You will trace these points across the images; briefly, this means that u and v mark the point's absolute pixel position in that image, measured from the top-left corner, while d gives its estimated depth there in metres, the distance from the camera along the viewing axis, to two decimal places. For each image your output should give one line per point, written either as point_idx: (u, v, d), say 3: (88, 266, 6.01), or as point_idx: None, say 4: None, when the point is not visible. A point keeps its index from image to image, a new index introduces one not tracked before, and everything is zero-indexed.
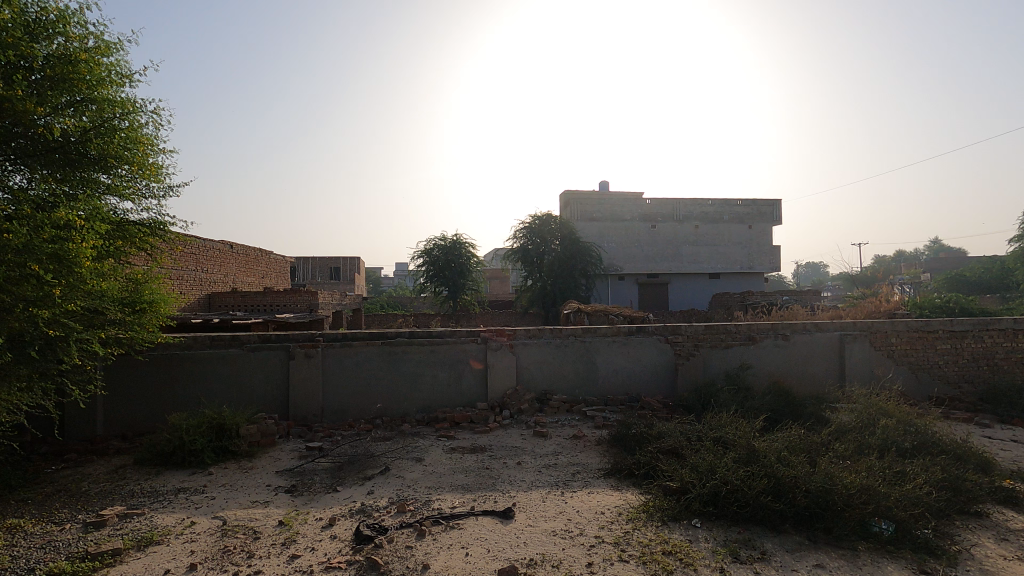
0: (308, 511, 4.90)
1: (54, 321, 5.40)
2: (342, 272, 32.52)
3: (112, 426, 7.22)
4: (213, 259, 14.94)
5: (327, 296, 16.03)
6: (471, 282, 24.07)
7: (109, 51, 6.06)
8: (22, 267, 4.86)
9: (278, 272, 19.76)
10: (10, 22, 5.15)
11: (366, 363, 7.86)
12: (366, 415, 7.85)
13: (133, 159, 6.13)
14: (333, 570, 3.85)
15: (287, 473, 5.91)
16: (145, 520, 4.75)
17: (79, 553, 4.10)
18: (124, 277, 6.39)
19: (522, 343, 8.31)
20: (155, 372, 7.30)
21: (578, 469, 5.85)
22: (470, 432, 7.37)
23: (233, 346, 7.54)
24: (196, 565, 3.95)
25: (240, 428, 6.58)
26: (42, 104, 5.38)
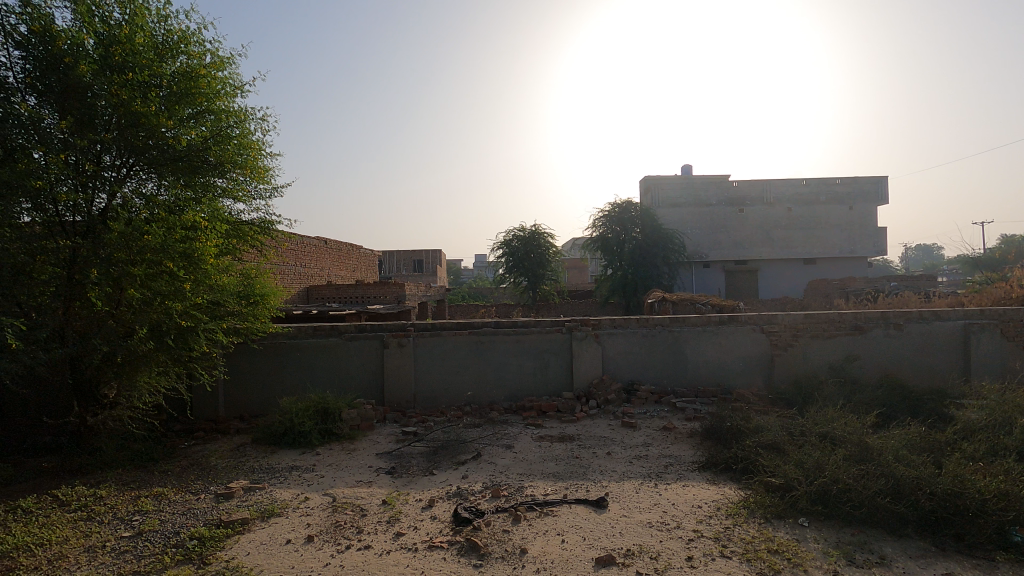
0: (408, 492, 5.15)
1: (185, 313, 6.07)
2: (425, 265, 33.71)
3: (231, 407, 7.92)
4: (311, 254, 15.97)
5: (413, 288, 16.61)
6: (551, 272, 24.07)
7: (224, 65, 6.60)
8: (159, 264, 5.66)
9: (367, 265, 20.79)
10: (142, 47, 5.80)
11: (454, 352, 8.11)
12: (456, 402, 8.10)
13: (244, 163, 6.64)
14: (435, 549, 4.03)
15: (387, 456, 6.24)
16: (266, 493, 5.22)
17: (214, 520, 4.57)
18: (239, 272, 6.99)
19: (607, 333, 8.24)
20: (267, 359, 7.92)
21: (671, 462, 5.71)
22: (558, 421, 7.40)
23: (333, 335, 8.05)
24: (314, 537, 4.29)
25: (342, 412, 7.05)
26: (170, 118, 5.98)
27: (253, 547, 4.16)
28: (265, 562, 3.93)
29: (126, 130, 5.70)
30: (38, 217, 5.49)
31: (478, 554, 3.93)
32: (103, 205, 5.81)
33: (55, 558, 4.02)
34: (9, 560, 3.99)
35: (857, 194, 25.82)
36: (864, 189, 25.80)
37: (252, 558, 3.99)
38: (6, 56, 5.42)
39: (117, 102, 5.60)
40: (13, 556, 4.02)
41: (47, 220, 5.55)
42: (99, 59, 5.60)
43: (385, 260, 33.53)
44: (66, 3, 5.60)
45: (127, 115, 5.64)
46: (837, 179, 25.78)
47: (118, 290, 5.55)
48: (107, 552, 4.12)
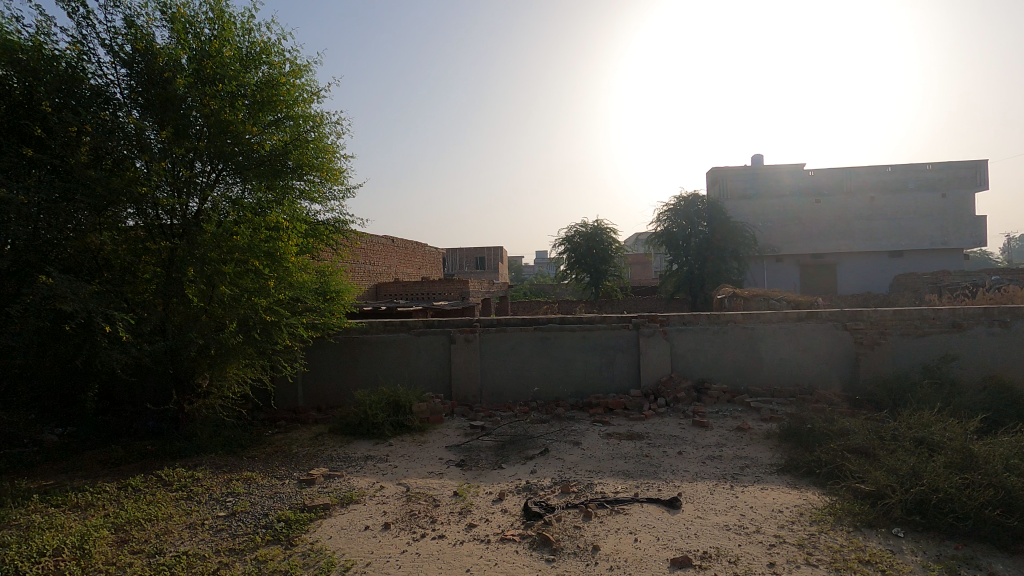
0: (478, 485, 5.24)
1: (270, 308, 6.49)
2: (487, 262, 34.11)
3: (309, 399, 8.32)
4: (379, 252, 16.57)
5: (476, 285, 16.81)
6: (614, 268, 23.71)
7: (301, 73, 6.93)
8: (246, 263, 6.18)
9: (432, 263, 21.27)
10: (230, 60, 6.21)
11: (520, 347, 8.16)
12: (522, 398, 8.15)
13: (320, 166, 6.96)
14: (507, 542, 4.07)
15: (456, 449, 6.37)
16: (345, 481, 5.47)
17: (298, 504, 4.84)
18: (316, 270, 7.33)
19: (676, 329, 8.02)
20: (342, 353, 8.26)
21: (747, 464, 5.48)
22: (625, 418, 7.28)
23: (402, 331, 8.27)
24: (390, 524, 4.44)
25: (412, 405, 7.27)
26: (255, 125, 6.36)
27: (335, 531, 4.37)
28: (346, 547, 4.11)
29: (215, 138, 6.11)
30: (141, 221, 5.94)
31: (550, 549, 3.93)
32: (196, 209, 6.24)
33: (161, 533, 4.39)
34: (123, 533, 4.39)
35: (951, 180, 23.78)
36: (960, 174, 23.71)
37: (333, 542, 4.19)
38: (114, 74, 5.93)
39: (209, 112, 6.02)
40: (126, 529, 4.43)
41: (148, 223, 5.99)
42: (193, 74, 6.04)
43: (448, 257, 34.17)
44: (164, 23, 6.06)
45: (217, 124, 6.06)
46: (928, 165, 23.82)
47: (211, 288, 6.04)
48: (205, 530, 4.45)
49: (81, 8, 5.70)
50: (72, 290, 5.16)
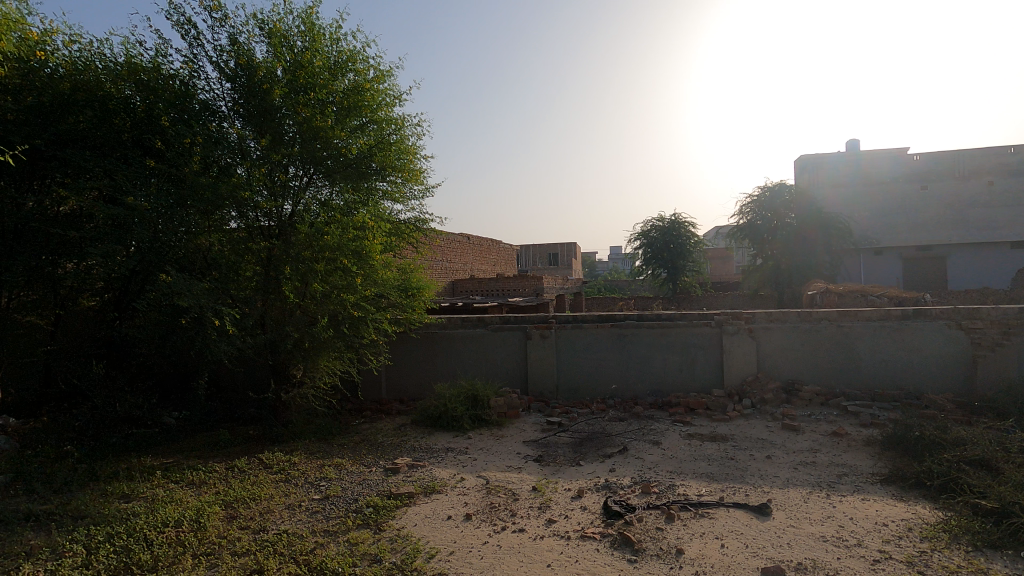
0: (557, 481, 5.25)
1: (358, 304, 6.86)
2: (560, 258, 34.00)
3: (392, 391, 8.66)
4: (455, 250, 17.03)
5: (551, 281, 16.79)
6: (692, 263, 22.88)
7: (384, 79, 7.21)
8: (335, 261, 6.57)
9: (506, 260, 21.49)
10: (320, 69, 6.60)
11: (596, 344, 8.08)
12: (600, 395, 8.06)
13: (402, 167, 7.23)
14: (588, 540, 4.04)
15: (534, 444, 6.41)
16: (427, 471, 5.66)
17: (385, 492, 5.07)
18: (399, 267, 7.61)
19: (763, 327, 7.63)
20: (423, 347, 8.54)
21: (845, 472, 5.11)
22: (708, 418, 7.01)
23: (479, 326, 8.43)
24: (472, 516, 4.55)
25: (490, 399, 7.39)
26: (343, 129, 6.71)
27: (419, 519, 4.53)
28: (430, 534, 4.25)
29: (307, 143, 6.49)
30: (242, 222, 6.39)
31: (632, 550, 3.86)
32: (290, 211, 6.64)
33: (263, 511, 4.74)
34: (232, 509, 4.79)
35: None
36: None
37: (418, 529, 4.35)
38: (219, 89, 6.45)
39: (301, 119, 6.42)
40: (233, 506, 4.82)
41: (248, 225, 6.43)
42: (287, 84, 6.45)
43: (520, 254, 34.38)
44: (263, 38, 6.51)
45: (309, 129, 6.45)
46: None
47: (305, 285, 6.51)
48: (302, 511, 4.76)
49: (191, 29, 6.24)
50: (187, 287, 5.68)
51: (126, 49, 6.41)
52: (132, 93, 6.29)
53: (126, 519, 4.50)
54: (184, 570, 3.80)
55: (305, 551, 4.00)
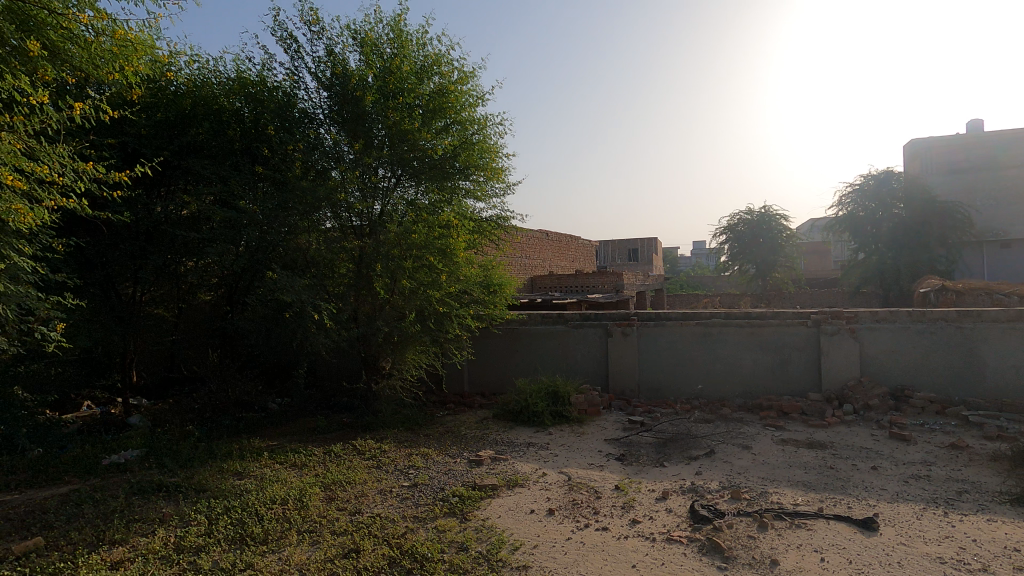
0: (640, 481, 5.16)
1: (443, 300, 7.14)
2: (641, 253, 33.22)
3: (474, 384, 8.89)
4: (534, 247, 17.17)
5: (631, 277, 16.45)
6: (784, 258, 21.53)
7: (468, 80, 7.39)
8: (422, 258, 6.79)
9: (585, 256, 21.30)
10: (407, 74, 6.87)
11: (681, 343, 7.83)
12: (684, 395, 7.82)
13: (485, 166, 7.39)
14: (674, 544, 3.95)
15: (615, 443, 6.34)
16: (510, 465, 5.76)
17: (469, 483, 5.22)
18: (481, 264, 7.79)
19: (867, 328, 7.08)
20: (504, 342, 8.68)
21: (966, 489, 4.63)
22: (804, 424, 6.60)
23: (559, 323, 8.45)
24: (554, 511, 4.58)
25: (571, 396, 7.39)
26: (428, 131, 6.97)
27: (503, 511, 4.62)
28: (514, 527, 4.33)
29: (395, 145, 6.79)
30: (337, 223, 6.78)
31: (722, 557, 3.73)
32: (380, 210, 6.96)
33: (358, 495, 5.04)
34: (330, 491, 5.13)
35: None
36: None
37: (502, 521, 4.44)
38: (317, 97, 6.88)
39: (391, 123, 6.73)
40: (331, 489, 5.16)
41: (341, 225, 6.84)
42: (378, 89, 6.75)
43: (598, 250, 34.00)
44: (356, 47, 6.88)
45: (398, 132, 6.75)
46: None
47: (394, 281, 6.84)
48: (393, 497, 5.01)
49: (293, 44, 6.71)
50: (289, 283, 6.14)
51: (238, 66, 7.01)
52: (242, 106, 6.91)
53: (239, 494, 4.95)
54: (290, 544, 4.12)
55: (397, 535, 4.21)
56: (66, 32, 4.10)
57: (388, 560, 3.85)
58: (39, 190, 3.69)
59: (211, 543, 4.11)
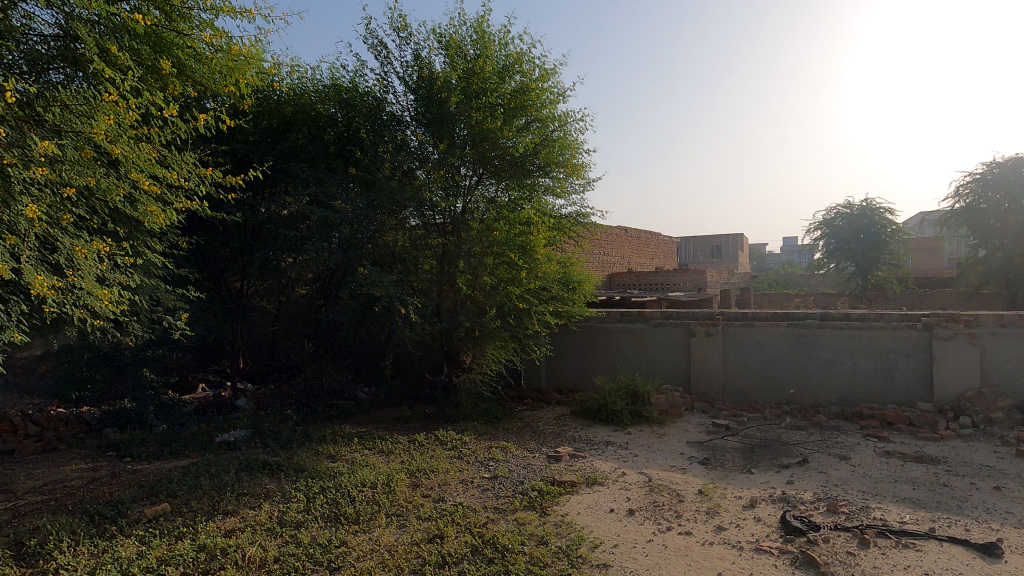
0: (726, 486, 4.97)
1: (523, 296, 7.20)
2: (725, 250, 31.83)
3: (552, 380, 8.95)
4: (612, 244, 16.93)
5: (715, 274, 15.81)
6: (888, 255, 19.67)
7: (549, 77, 7.40)
8: (503, 256, 6.95)
9: (665, 253, 20.69)
10: (490, 74, 6.96)
11: (770, 344, 7.44)
12: (773, 400, 7.42)
13: (565, 163, 7.39)
14: (763, 554, 3.78)
15: (699, 446, 6.13)
16: (588, 462, 5.74)
17: (548, 478, 5.26)
18: (560, 260, 7.78)
19: (988, 333, 6.40)
20: (582, 340, 8.65)
21: None
22: (912, 436, 6.06)
23: (639, 321, 8.29)
24: (635, 512, 4.52)
25: (651, 396, 7.22)
26: (510, 130, 7.05)
27: (582, 508, 4.63)
28: (593, 525, 4.32)
29: (478, 145, 6.94)
30: (421, 221, 7.09)
31: (817, 571, 3.53)
32: (462, 208, 7.22)
33: (442, 483, 5.23)
34: (415, 478, 5.36)
35: None
36: None
37: (581, 518, 4.44)
38: (404, 100, 7.17)
39: (473, 123, 6.87)
40: (416, 475, 5.39)
41: (426, 223, 7.10)
42: (462, 91, 6.89)
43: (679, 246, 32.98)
44: (441, 50, 7.08)
45: (481, 132, 6.89)
46: None
47: (476, 277, 7.00)
48: (474, 487, 5.15)
49: (383, 50, 7.03)
50: (378, 279, 6.46)
51: (333, 73, 7.44)
52: (335, 111, 7.35)
53: (333, 476, 5.30)
54: (380, 526, 4.36)
55: (479, 524, 4.33)
56: (189, 51, 4.55)
57: (470, 548, 3.97)
58: (169, 194, 4.12)
59: (310, 519, 4.44)
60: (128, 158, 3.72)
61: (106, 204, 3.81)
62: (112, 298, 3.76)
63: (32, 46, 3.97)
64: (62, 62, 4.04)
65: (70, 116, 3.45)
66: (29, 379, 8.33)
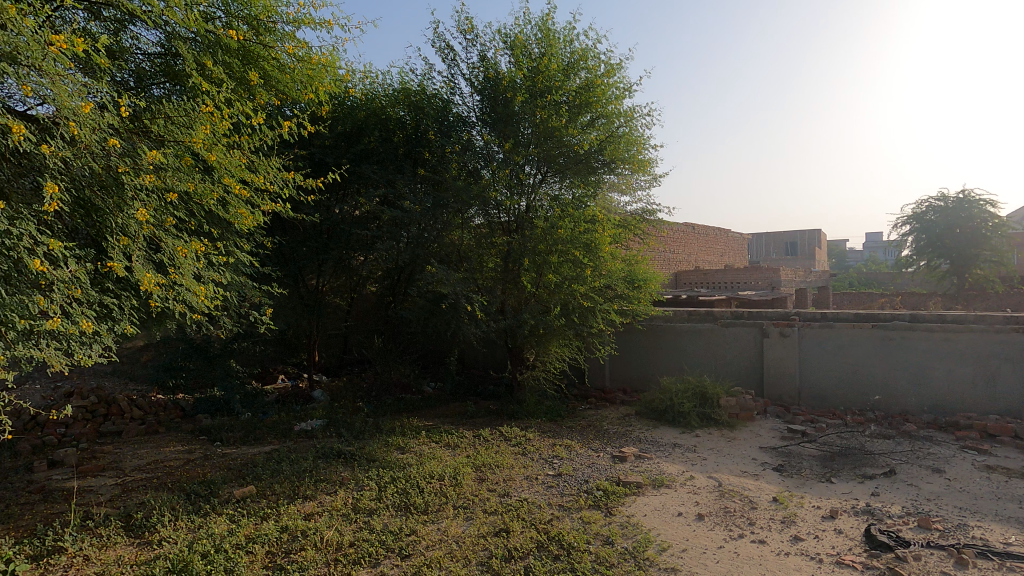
0: (802, 495, 4.74)
1: (588, 294, 7.14)
2: (801, 247, 30.17)
3: (616, 380, 8.84)
4: (678, 241, 16.46)
5: (790, 273, 15.04)
6: (990, 252, 18.04)
7: (615, 72, 7.29)
8: (567, 254, 6.89)
9: (736, 250, 19.88)
10: (555, 72, 6.94)
11: (852, 347, 7.00)
12: (856, 406, 6.98)
13: (631, 159, 7.28)
14: (844, 568, 3.58)
15: (773, 452, 5.88)
16: (655, 464, 5.64)
17: (613, 478, 5.21)
18: (626, 258, 7.63)
19: None
20: (647, 339, 8.50)
21: None
22: (1017, 450, 5.53)
23: (707, 321, 8.04)
24: (705, 517, 4.40)
25: (721, 398, 6.98)
26: (575, 127, 7.02)
27: (648, 510, 4.55)
28: (661, 528, 4.24)
29: (543, 143, 6.97)
30: (485, 219, 7.23)
31: None
32: (526, 207, 7.25)
33: (507, 478, 5.31)
34: (481, 472, 5.46)
35: None
36: None
37: (648, 520, 4.37)
38: (470, 101, 7.31)
39: (538, 121, 6.89)
40: (481, 470, 5.49)
41: (491, 221, 7.22)
42: (527, 89, 6.93)
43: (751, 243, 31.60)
44: (506, 50, 7.15)
45: (545, 130, 6.89)
46: None
47: (541, 276, 7.02)
48: (539, 484, 5.18)
49: (450, 53, 7.19)
50: (445, 277, 6.62)
51: (402, 78, 7.69)
52: (404, 114, 7.65)
53: (403, 467, 5.49)
54: (448, 517, 4.48)
55: (544, 521, 4.36)
56: (273, 62, 4.85)
57: (536, 544, 4.00)
58: (257, 198, 4.42)
59: (382, 507, 4.63)
60: (221, 164, 4.02)
61: (202, 207, 4.13)
62: (207, 294, 4.08)
63: (139, 64, 4.38)
64: (163, 78, 4.46)
65: (172, 127, 3.78)
66: (133, 367, 9.18)
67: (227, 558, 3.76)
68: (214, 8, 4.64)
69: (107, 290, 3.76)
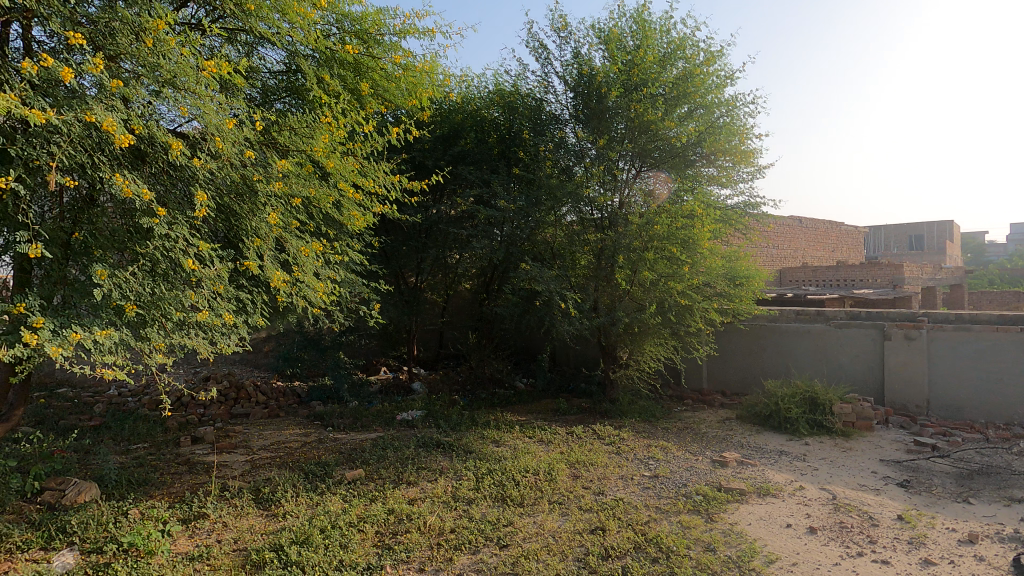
0: (933, 515, 4.29)
1: (685, 292, 6.90)
2: (928, 241, 27.13)
3: (714, 382, 8.47)
4: (783, 235, 15.42)
5: (915, 269, 13.59)
6: None
7: (715, 59, 6.98)
8: (664, 250, 6.71)
9: (849, 245, 18.27)
10: (651, 63, 6.75)
11: (994, 354, 6.20)
12: (998, 420, 6.19)
13: (733, 150, 7.01)
14: None
15: (896, 465, 5.36)
16: (760, 471, 5.34)
17: (713, 483, 5.01)
18: (727, 254, 7.23)
19: None
20: (749, 340, 8.07)
21: None
22: None
23: (818, 321, 7.50)
24: (817, 530, 4.11)
25: (834, 405, 6.47)
26: (672, 119, 6.81)
27: (753, 519, 4.34)
28: (767, 538, 4.02)
29: (638, 137, 6.86)
30: (577, 215, 7.12)
31: None
32: (618, 203, 7.07)
33: (601, 477, 5.27)
34: (575, 469, 5.47)
35: None
36: None
37: (753, 530, 4.16)
38: (563, 99, 7.32)
39: (633, 116, 6.75)
40: (576, 467, 5.50)
41: (583, 217, 7.11)
42: (622, 83, 6.80)
43: (867, 237, 28.92)
44: (601, 45, 7.08)
45: (641, 125, 6.75)
46: None
47: (635, 273, 6.90)
48: (635, 484, 5.10)
49: (543, 52, 7.25)
50: (539, 275, 6.71)
51: (496, 79, 7.87)
52: (498, 115, 7.83)
53: (499, 460, 5.64)
54: (543, 511, 4.54)
55: (641, 522, 4.29)
56: (380, 72, 5.15)
57: (633, 544, 3.95)
58: (367, 200, 4.74)
59: (480, 497, 4.78)
60: (336, 171, 4.35)
61: (320, 210, 4.51)
62: (324, 290, 4.44)
63: (266, 81, 4.85)
64: (285, 93, 4.90)
65: (296, 138, 4.17)
66: (256, 356, 10.13)
67: (342, 534, 4.07)
68: (330, 26, 5.04)
69: (242, 286, 4.21)
